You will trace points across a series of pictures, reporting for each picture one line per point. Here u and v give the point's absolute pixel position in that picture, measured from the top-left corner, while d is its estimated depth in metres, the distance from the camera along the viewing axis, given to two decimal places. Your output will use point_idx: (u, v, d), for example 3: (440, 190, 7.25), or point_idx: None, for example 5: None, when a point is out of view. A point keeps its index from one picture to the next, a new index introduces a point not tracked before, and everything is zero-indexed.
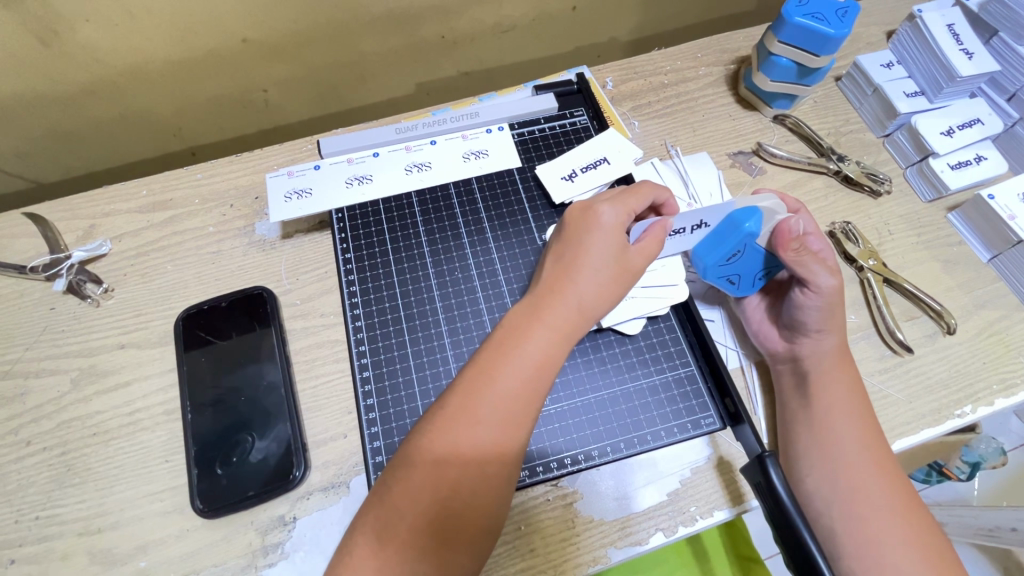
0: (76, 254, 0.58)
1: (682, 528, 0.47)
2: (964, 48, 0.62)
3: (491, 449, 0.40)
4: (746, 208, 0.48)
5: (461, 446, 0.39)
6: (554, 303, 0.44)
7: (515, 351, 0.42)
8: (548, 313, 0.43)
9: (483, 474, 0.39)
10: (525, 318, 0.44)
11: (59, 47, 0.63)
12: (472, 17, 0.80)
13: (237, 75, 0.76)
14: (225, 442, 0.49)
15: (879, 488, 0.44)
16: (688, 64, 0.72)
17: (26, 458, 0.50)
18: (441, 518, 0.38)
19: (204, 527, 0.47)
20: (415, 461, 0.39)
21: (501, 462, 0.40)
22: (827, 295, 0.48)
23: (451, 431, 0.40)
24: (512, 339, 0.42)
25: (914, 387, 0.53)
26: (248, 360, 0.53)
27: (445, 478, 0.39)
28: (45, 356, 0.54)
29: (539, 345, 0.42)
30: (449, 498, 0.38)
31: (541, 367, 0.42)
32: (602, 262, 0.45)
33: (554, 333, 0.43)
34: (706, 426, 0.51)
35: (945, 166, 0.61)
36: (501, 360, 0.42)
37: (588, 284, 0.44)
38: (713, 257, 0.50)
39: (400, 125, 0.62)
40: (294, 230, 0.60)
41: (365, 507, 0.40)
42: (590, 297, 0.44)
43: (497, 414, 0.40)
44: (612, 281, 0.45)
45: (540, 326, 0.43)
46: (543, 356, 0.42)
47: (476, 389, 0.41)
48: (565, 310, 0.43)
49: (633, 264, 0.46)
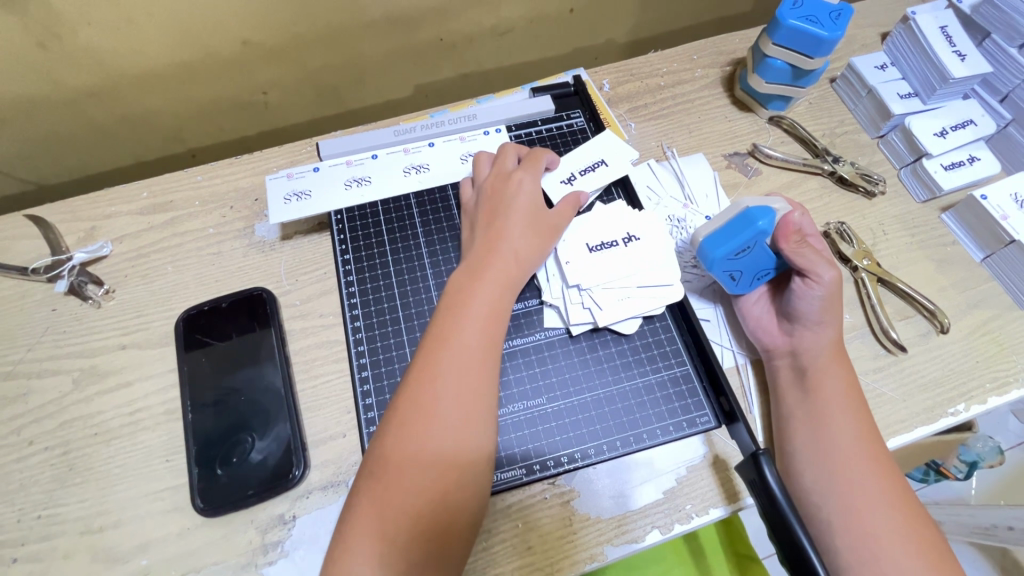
0: (78, 255, 0.59)
1: (677, 526, 0.48)
2: (957, 49, 0.62)
3: (462, 399, 0.44)
4: (760, 208, 0.49)
5: (434, 404, 0.43)
6: (491, 264, 0.50)
7: (465, 309, 0.48)
8: (487, 273, 0.50)
9: (458, 423, 0.43)
10: (467, 280, 0.50)
11: (61, 50, 0.64)
12: (470, 19, 0.81)
13: (237, 77, 0.77)
14: (225, 441, 0.50)
15: (875, 484, 0.44)
16: (684, 65, 0.72)
17: (28, 457, 0.51)
18: (434, 476, 0.41)
19: (204, 526, 0.48)
20: (390, 426, 0.43)
21: (468, 409, 0.44)
22: (828, 286, 0.49)
23: (417, 392, 0.44)
24: (458, 301, 0.48)
25: (907, 385, 0.54)
26: (249, 359, 0.54)
27: (426, 439, 0.42)
28: (47, 356, 0.55)
29: (485, 298, 0.48)
30: (433, 454, 0.42)
31: (488, 317, 0.48)
32: (525, 226, 0.53)
33: (494, 288, 0.49)
34: (701, 424, 0.51)
35: (939, 166, 0.62)
36: (451, 321, 0.47)
37: (517, 244, 0.52)
38: (723, 249, 0.50)
39: (399, 127, 0.63)
40: (293, 232, 0.61)
41: (358, 488, 0.42)
42: (521, 253, 0.52)
43: (455, 365, 0.45)
44: (538, 235, 0.53)
45: (482, 284, 0.49)
46: (490, 307, 0.48)
47: (434, 351, 0.45)
48: (504, 265, 0.51)
49: (551, 222, 0.54)
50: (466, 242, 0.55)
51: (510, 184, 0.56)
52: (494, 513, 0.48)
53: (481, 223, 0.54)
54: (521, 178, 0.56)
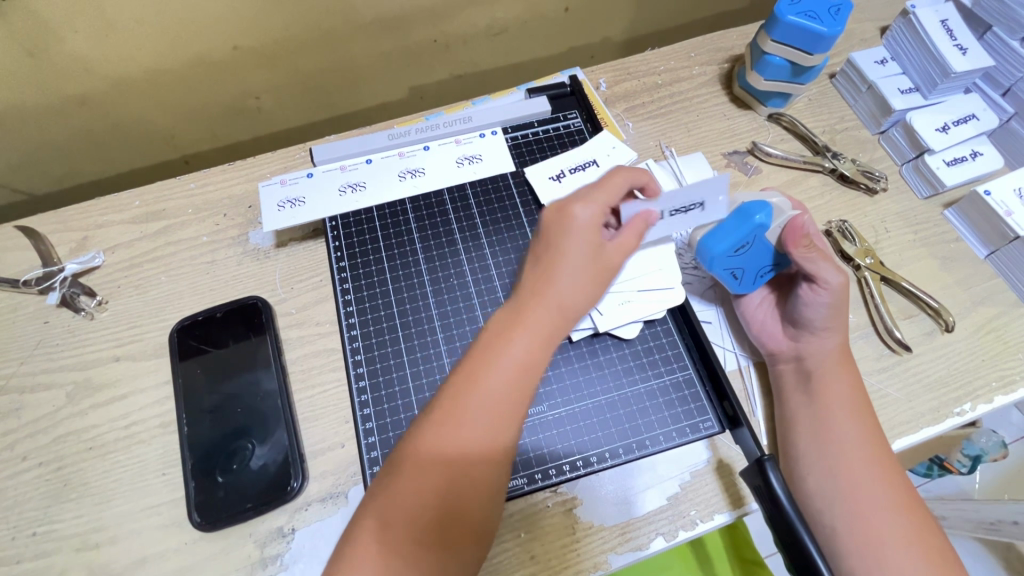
0: (70, 267, 0.58)
1: (682, 533, 0.47)
2: (957, 43, 0.62)
3: (479, 450, 0.39)
4: (757, 201, 0.48)
5: (450, 449, 0.39)
6: (531, 308, 0.43)
7: (498, 355, 0.41)
8: (526, 318, 0.42)
9: (474, 477, 0.39)
10: (505, 323, 0.43)
11: (48, 59, 0.63)
12: (464, 19, 0.80)
13: (229, 82, 0.76)
14: (223, 452, 0.49)
15: (882, 493, 0.43)
16: (681, 63, 0.71)
17: (22, 473, 0.50)
18: (436, 528, 0.38)
19: (202, 540, 0.47)
20: (403, 467, 0.39)
21: (485, 471, 0.39)
22: (836, 292, 0.48)
23: (438, 439, 0.39)
24: (493, 343, 0.42)
25: (912, 385, 0.53)
26: (245, 368, 0.53)
27: (430, 487, 0.38)
28: (40, 370, 0.54)
29: (523, 349, 0.41)
30: (441, 505, 0.38)
31: (522, 371, 0.41)
32: (578, 264, 0.43)
33: (533, 339, 0.42)
34: (705, 429, 0.50)
35: (941, 162, 0.61)
36: (481, 365, 0.41)
37: (565, 287, 0.43)
38: (723, 245, 0.48)
39: (393, 131, 0.62)
40: (287, 239, 0.60)
41: (360, 510, 0.39)
42: (568, 299, 0.43)
43: (483, 420, 0.40)
44: (594, 279, 0.44)
45: (521, 331, 0.42)
46: (526, 361, 0.41)
47: (458, 395, 0.40)
48: (545, 313, 0.42)
49: (611, 262, 0.44)
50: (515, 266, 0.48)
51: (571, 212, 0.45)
52: None
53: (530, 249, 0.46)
54: (585, 204, 0.45)
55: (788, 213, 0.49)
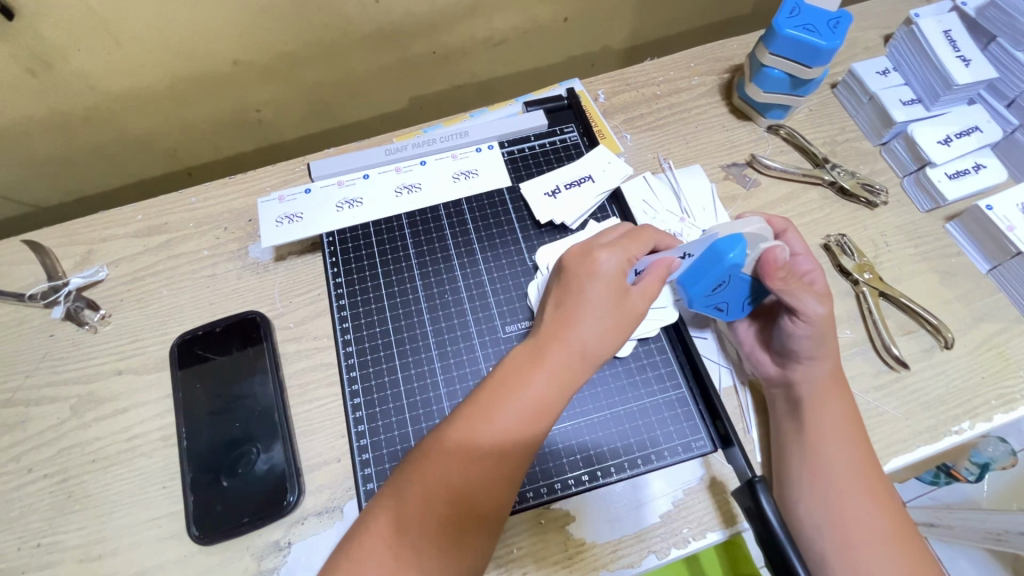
0: (74, 281, 0.59)
1: (675, 550, 0.47)
2: (961, 54, 0.61)
3: (485, 480, 0.39)
4: (729, 237, 0.46)
5: (456, 475, 0.39)
6: (553, 349, 0.42)
7: (514, 391, 0.41)
8: (547, 358, 0.42)
9: (480, 499, 0.39)
10: (524, 362, 0.42)
11: (53, 77, 0.64)
12: (463, 30, 0.80)
13: (231, 96, 0.77)
14: (221, 465, 0.50)
15: (875, 522, 0.43)
16: (681, 74, 0.71)
17: (27, 485, 0.51)
18: (440, 550, 0.37)
19: (200, 553, 0.48)
20: (409, 486, 0.39)
21: (489, 501, 0.40)
22: (818, 324, 0.47)
23: (448, 463, 0.39)
24: (510, 381, 0.42)
25: (910, 403, 0.53)
26: (243, 383, 0.54)
27: (432, 508, 0.38)
28: (45, 383, 0.55)
29: (541, 390, 0.41)
30: (444, 528, 0.38)
31: (537, 412, 0.41)
32: (603, 312, 0.43)
33: (552, 378, 0.41)
34: (697, 448, 0.50)
35: (943, 175, 0.60)
36: (498, 399, 0.41)
37: (589, 333, 0.42)
38: (695, 289, 0.48)
39: (390, 146, 0.63)
40: (286, 252, 0.61)
41: (361, 524, 0.39)
42: (590, 344, 0.42)
43: (495, 449, 0.40)
44: (615, 326, 0.43)
45: (539, 373, 0.42)
46: (542, 402, 0.41)
47: (467, 425, 0.40)
48: (565, 356, 0.42)
49: (636, 313, 0.44)
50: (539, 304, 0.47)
51: (597, 260, 0.45)
52: None
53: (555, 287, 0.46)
54: (611, 255, 0.45)
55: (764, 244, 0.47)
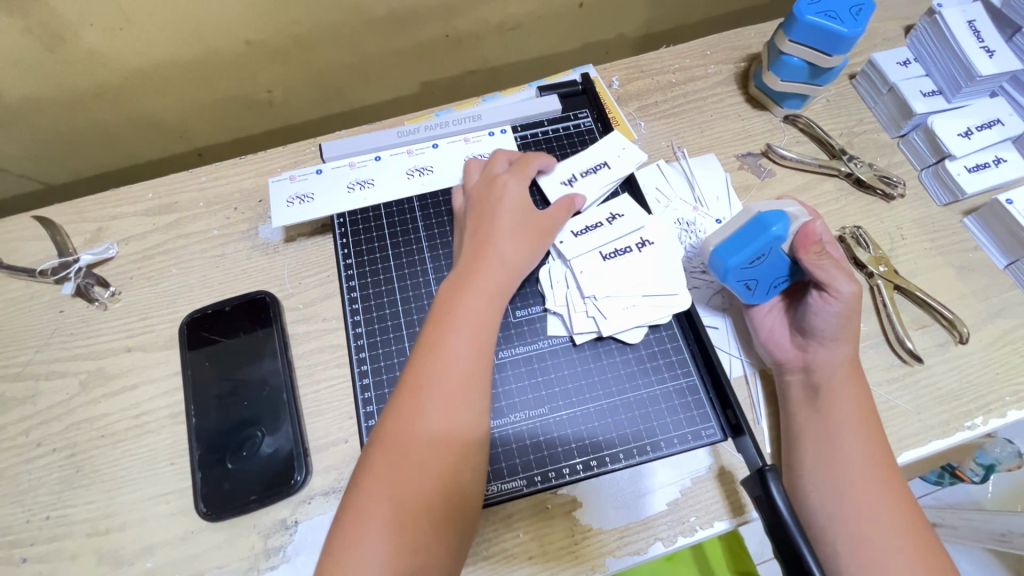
0: (84, 257, 0.59)
1: (682, 538, 0.47)
2: (985, 45, 0.59)
3: (452, 405, 0.43)
4: (775, 212, 0.47)
5: (423, 408, 0.43)
6: (480, 269, 0.50)
7: (454, 317, 0.47)
8: (476, 280, 0.49)
9: (453, 426, 0.43)
10: (456, 289, 0.49)
11: (65, 52, 0.64)
12: (477, 15, 0.79)
13: (242, 76, 0.76)
14: (230, 443, 0.50)
15: (886, 513, 0.43)
16: (697, 61, 0.70)
17: (36, 458, 0.51)
18: (434, 484, 0.41)
19: (208, 529, 0.48)
20: (387, 437, 0.42)
21: (461, 423, 0.43)
22: (847, 303, 0.47)
23: (411, 402, 0.43)
24: (447, 308, 0.48)
25: (923, 398, 0.52)
26: (253, 361, 0.54)
27: (413, 444, 0.42)
28: (55, 358, 0.55)
29: (475, 306, 0.48)
30: (431, 453, 0.42)
31: (478, 326, 0.47)
32: (514, 228, 0.52)
33: (483, 294, 0.48)
34: (707, 437, 0.50)
35: (962, 168, 0.59)
36: (441, 329, 0.46)
37: (508, 249, 0.51)
38: (737, 257, 0.47)
39: (403, 128, 0.62)
40: (296, 234, 0.61)
41: (355, 496, 0.41)
42: (509, 258, 0.51)
43: (452, 371, 0.44)
44: (527, 240, 0.52)
45: (471, 293, 0.48)
46: (479, 316, 0.47)
47: (422, 360, 0.45)
48: (492, 271, 0.50)
49: (542, 225, 0.53)
50: (455, 249, 0.55)
51: (497, 186, 0.55)
52: (493, 523, 0.48)
53: (469, 226, 0.54)
54: (508, 181, 0.55)
55: (802, 221, 0.49)
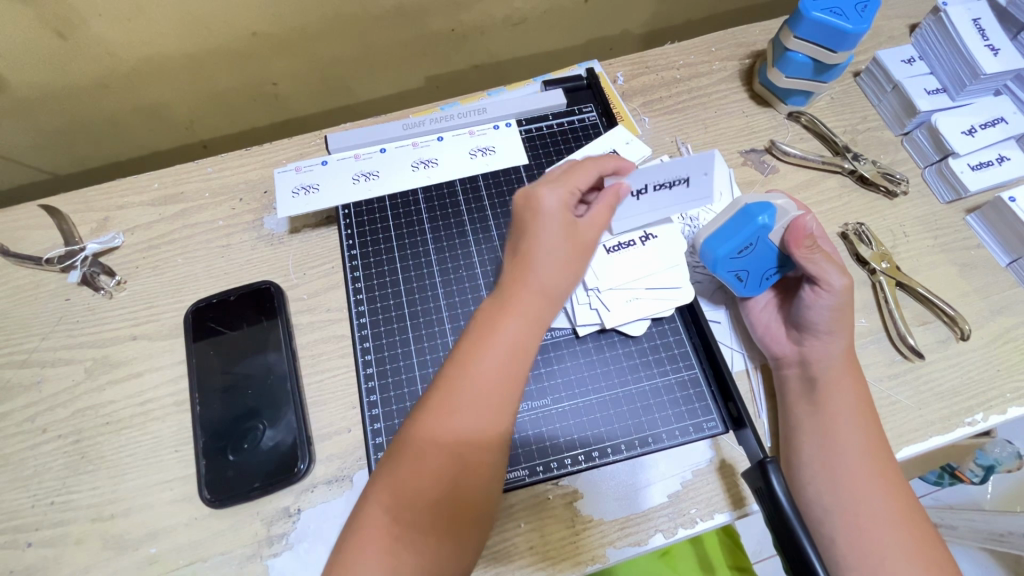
0: (90, 246, 0.59)
1: (682, 530, 0.47)
2: (989, 43, 0.60)
3: (475, 439, 0.39)
4: (760, 203, 0.49)
5: (445, 438, 0.39)
6: (518, 291, 0.43)
7: (488, 342, 0.41)
8: (514, 303, 0.43)
9: (475, 462, 0.39)
10: (495, 311, 0.43)
11: (73, 42, 0.64)
12: (483, 9, 0.79)
13: (248, 68, 0.77)
14: (234, 431, 0.51)
15: (885, 507, 0.43)
16: (701, 58, 0.70)
17: (41, 444, 0.52)
18: (449, 518, 0.38)
19: (211, 516, 0.49)
20: (406, 463, 0.39)
21: (484, 461, 0.40)
22: (839, 295, 0.47)
23: (434, 430, 0.39)
24: (482, 331, 0.42)
25: (924, 394, 0.52)
26: (257, 350, 0.54)
27: (429, 475, 0.38)
28: (60, 346, 0.56)
29: (511, 334, 0.42)
30: (448, 488, 0.39)
31: (514, 358, 0.41)
32: (557, 243, 0.44)
33: (521, 321, 0.42)
34: (708, 429, 0.50)
35: (965, 166, 0.59)
36: (473, 355, 0.41)
37: (546, 269, 0.43)
38: (724, 247, 0.49)
39: (408, 121, 0.63)
40: (301, 225, 0.61)
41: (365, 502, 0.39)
42: (550, 280, 0.43)
43: (481, 404, 0.40)
44: (570, 259, 0.44)
45: (508, 317, 0.42)
46: (515, 345, 0.42)
47: (450, 386, 0.40)
48: (531, 297, 0.43)
49: (589, 240, 0.45)
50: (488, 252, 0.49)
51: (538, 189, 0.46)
52: None
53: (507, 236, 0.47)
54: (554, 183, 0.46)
55: (794, 214, 0.49)
